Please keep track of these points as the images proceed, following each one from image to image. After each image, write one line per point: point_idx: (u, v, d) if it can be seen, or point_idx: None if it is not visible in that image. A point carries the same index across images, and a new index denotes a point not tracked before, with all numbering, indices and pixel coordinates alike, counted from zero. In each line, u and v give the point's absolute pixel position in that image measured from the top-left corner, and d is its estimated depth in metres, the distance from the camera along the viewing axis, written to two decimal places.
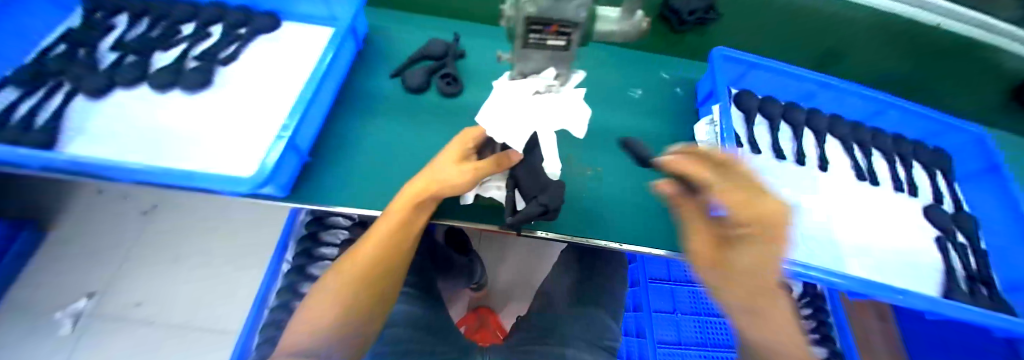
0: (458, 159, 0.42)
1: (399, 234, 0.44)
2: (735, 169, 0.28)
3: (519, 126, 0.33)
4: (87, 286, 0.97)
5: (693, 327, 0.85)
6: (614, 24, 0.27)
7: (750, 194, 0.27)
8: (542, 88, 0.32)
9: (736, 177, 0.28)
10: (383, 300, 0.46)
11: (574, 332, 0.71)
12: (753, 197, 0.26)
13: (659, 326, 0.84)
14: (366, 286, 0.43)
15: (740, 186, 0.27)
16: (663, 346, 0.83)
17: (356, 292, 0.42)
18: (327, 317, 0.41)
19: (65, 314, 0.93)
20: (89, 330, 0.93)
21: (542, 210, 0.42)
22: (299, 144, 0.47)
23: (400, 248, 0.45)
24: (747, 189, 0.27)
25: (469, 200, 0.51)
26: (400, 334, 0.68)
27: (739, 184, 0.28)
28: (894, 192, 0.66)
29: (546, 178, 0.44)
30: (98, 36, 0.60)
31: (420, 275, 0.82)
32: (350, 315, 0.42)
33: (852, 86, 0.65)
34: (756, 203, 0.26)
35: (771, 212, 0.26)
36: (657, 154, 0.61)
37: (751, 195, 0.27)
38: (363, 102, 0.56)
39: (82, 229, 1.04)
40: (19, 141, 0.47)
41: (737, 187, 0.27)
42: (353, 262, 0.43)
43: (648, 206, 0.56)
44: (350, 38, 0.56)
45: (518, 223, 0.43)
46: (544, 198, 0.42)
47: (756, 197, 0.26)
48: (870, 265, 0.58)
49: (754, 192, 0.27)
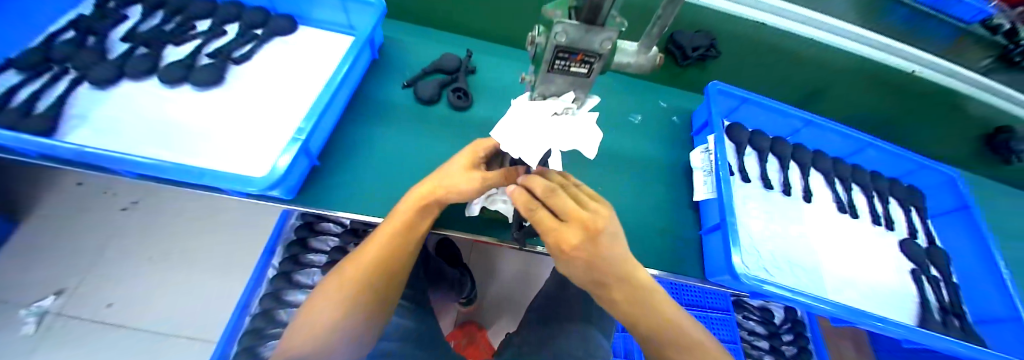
0: (468, 167, 0.43)
1: (403, 238, 0.44)
2: (535, 214, 0.35)
3: (535, 143, 0.35)
4: (57, 283, 0.93)
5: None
6: (631, 56, 0.30)
7: (545, 233, 0.35)
8: (559, 109, 0.34)
9: (540, 217, 0.34)
10: (386, 305, 0.46)
11: (564, 348, 0.71)
12: (547, 238, 0.35)
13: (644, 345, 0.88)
14: (369, 290, 0.43)
15: (541, 227, 0.35)
16: None
17: (359, 294, 0.42)
18: (329, 318, 0.41)
19: (29, 313, 0.88)
20: (54, 330, 0.88)
21: None
22: (310, 148, 0.48)
23: (403, 252, 0.45)
24: (543, 232, 0.35)
25: (474, 213, 0.51)
26: (390, 346, 0.67)
27: (540, 225, 0.35)
28: (873, 226, 0.70)
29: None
30: (110, 25, 0.60)
31: (413, 287, 0.81)
32: (352, 317, 0.42)
33: (835, 124, 0.70)
34: (551, 241, 0.35)
35: (560, 248, 0.35)
36: (654, 178, 0.64)
37: (548, 234, 0.35)
38: (373, 110, 0.57)
39: (58, 221, 1.00)
40: (18, 128, 0.46)
41: (542, 227, 0.35)
42: (356, 263, 0.43)
43: (646, 227, 0.58)
44: (367, 47, 0.58)
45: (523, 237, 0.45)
46: None
47: (548, 234, 0.35)
48: (850, 294, 0.61)
49: (547, 233, 0.35)
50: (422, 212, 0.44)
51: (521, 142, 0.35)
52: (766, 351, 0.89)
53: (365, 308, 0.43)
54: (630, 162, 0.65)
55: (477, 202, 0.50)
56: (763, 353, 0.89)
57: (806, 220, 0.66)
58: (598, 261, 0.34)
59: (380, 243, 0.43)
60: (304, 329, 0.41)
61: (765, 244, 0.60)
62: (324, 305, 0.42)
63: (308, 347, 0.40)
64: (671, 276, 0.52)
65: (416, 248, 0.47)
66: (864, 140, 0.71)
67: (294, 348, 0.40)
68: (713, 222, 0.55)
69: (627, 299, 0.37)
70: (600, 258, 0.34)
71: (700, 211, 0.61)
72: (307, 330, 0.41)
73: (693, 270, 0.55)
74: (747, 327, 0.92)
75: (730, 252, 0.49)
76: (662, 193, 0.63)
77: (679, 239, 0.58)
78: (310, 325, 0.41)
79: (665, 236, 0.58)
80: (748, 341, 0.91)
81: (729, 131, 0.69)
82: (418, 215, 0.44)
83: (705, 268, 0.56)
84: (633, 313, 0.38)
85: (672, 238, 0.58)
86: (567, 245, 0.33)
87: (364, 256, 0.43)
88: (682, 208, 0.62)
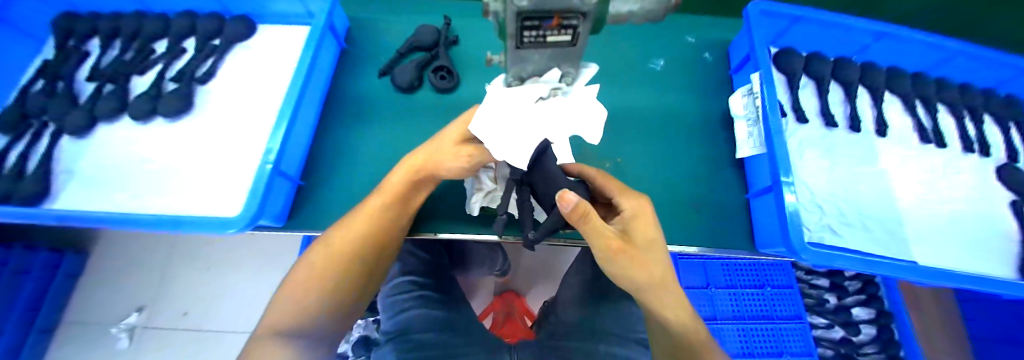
0: (459, 141, 0.35)
1: (394, 211, 0.39)
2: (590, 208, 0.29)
3: (520, 139, 0.27)
4: (137, 299, 0.89)
5: (724, 299, 0.77)
6: (633, 3, 0.21)
7: (602, 228, 0.31)
8: (546, 93, 0.27)
9: (613, 188, 0.37)
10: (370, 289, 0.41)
11: (602, 327, 0.69)
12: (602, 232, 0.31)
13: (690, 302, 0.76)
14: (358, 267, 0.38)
15: (595, 225, 0.30)
16: None
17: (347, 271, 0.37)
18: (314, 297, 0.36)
19: (118, 330, 0.86)
20: (142, 343, 0.86)
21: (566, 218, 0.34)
22: (287, 171, 0.43)
23: (394, 225, 0.40)
24: (594, 230, 0.31)
25: (475, 212, 0.45)
26: (425, 340, 0.66)
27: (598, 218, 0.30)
28: (964, 154, 0.56)
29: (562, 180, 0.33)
30: (74, 65, 0.57)
31: (438, 276, 0.79)
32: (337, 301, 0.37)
33: (922, 34, 0.53)
34: (605, 237, 0.31)
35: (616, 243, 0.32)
36: (685, 135, 0.54)
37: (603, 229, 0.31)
38: (354, 108, 0.52)
39: (82, 242, 0.91)
40: (11, 193, 0.45)
41: (599, 222, 0.30)
42: (341, 237, 0.38)
43: (678, 195, 0.50)
44: (330, 35, 0.50)
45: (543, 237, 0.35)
46: None
47: (602, 229, 0.31)
48: (943, 241, 0.50)
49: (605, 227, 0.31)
50: (415, 185, 0.39)
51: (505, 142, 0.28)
52: (827, 289, 0.80)
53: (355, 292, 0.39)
54: (654, 120, 0.55)
55: (475, 201, 0.44)
56: (823, 292, 0.80)
57: (878, 159, 0.54)
58: (647, 254, 0.33)
59: (370, 216, 0.38)
60: (286, 307, 0.36)
61: (827, 197, 0.50)
62: (308, 281, 0.36)
63: (298, 320, 0.35)
64: (710, 252, 0.45)
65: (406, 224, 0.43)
66: (952, 49, 0.54)
67: (278, 325, 0.35)
68: (765, 183, 0.46)
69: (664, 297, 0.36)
70: (652, 252, 0.34)
71: (745, 169, 0.51)
72: (289, 306, 0.35)
73: (737, 241, 0.48)
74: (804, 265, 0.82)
75: (788, 217, 0.40)
76: (693, 154, 0.53)
77: (719, 206, 0.50)
78: (293, 299, 0.36)
79: (704, 205, 0.50)
80: (805, 281, 0.81)
81: (776, 62, 0.57)
82: (412, 188, 0.39)
83: (755, 236, 0.48)
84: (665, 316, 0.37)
85: (709, 207, 0.50)
86: (636, 216, 0.35)
87: (352, 231, 0.38)
88: (722, 168, 0.53)
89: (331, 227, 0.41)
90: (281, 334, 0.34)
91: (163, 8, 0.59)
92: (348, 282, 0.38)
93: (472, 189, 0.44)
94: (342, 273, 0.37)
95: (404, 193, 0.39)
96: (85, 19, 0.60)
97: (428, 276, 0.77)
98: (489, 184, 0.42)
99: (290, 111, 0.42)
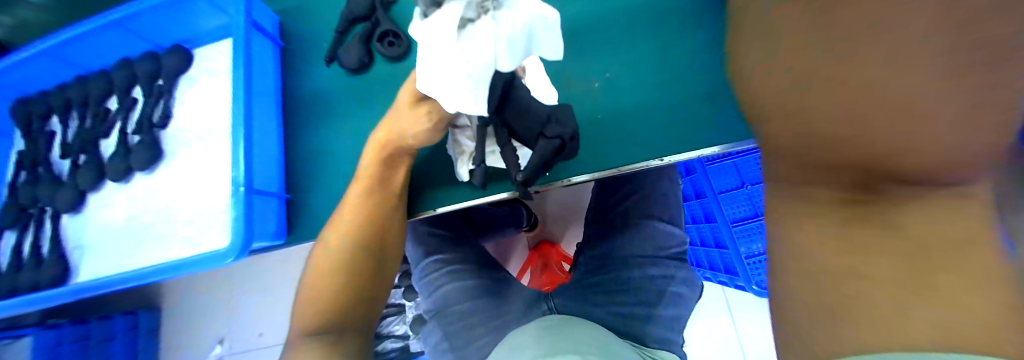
0: (411, 102, 0.32)
1: (378, 195, 0.37)
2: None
3: (461, 82, 0.23)
4: (215, 329, 0.88)
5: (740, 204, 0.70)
6: None
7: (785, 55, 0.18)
8: (468, 11, 0.24)
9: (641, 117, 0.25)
10: (384, 287, 0.39)
11: (632, 251, 0.69)
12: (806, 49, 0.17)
13: (726, 204, 0.72)
14: (360, 266, 0.36)
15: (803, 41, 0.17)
16: (737, 225, 0.71)
17: (349, 274, 0.36)
18: (326, 305, 0.35)
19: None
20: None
21: (556, 144, 0.28)
22: (265, 189, 0.42)
23: (387, 209, 0.38)
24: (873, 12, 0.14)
25: (467, 177, 0.42)
26: (466, 309, 0.68)
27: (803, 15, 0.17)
28: None
29: (539, 107, 0.30)
30: (45, 149, 0.55)
31: (465, 248, 0.77)
32: (350, 308, 0.36)
33: None
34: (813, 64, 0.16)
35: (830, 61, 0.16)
36: (675, 27, 0.47)
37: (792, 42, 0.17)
38: (317, 107, 0.49)
39: None
40: (40, 280, 0.47)
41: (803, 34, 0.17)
42: (336, 236, 0.37)
43: (680, 97, 0.45)
44: (259, 35, 0.46)
45: (532, 177, 0.30)
46: (551, 128, 0.29)
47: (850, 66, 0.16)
48: None
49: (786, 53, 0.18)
50: (388, 162, 0.36)
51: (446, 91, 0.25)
52: None
53: (366, 294, 0.37)
54: (639, 19, 0.48)
55: (462, 165, 0.40)
56: None
57: None
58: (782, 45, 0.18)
59: (355, 208, 0.36)
60: (308, 311, 0.36)
61: None
62: (320, 285, 0.36)
63: (324, 321, 0.35)
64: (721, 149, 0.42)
65: (404, 205, 0.41)
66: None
67: (307, 328, 0.35)
68: None
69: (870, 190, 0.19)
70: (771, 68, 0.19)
71: None
72: (310, 308, 0.36)
73: None
74: None
75: None
76: (691, 46, 0.47)
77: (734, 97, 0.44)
78: (312, 303, 0.36)
79: (711, 100, 0.45)
80: None
81: None
82: (386, 167, 0.37)
83: None
84: (952, 300, 0.17)
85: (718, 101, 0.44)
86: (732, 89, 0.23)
87: (342, 227, 0.37)
88: None
89: (327, 226, 0.39)
90: (314, 337, 0.35)
91: (99, 64, 0.55)
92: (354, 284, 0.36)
93: (455, 153, 0.40)
94: (350, 268, 0.36)
95: (380, 174, 0.37)
96: (37, 99, 0.56)
97: (453, 250, 0.76)
98: (470, 144, 0.39)
99: (242, 128, 0.39)
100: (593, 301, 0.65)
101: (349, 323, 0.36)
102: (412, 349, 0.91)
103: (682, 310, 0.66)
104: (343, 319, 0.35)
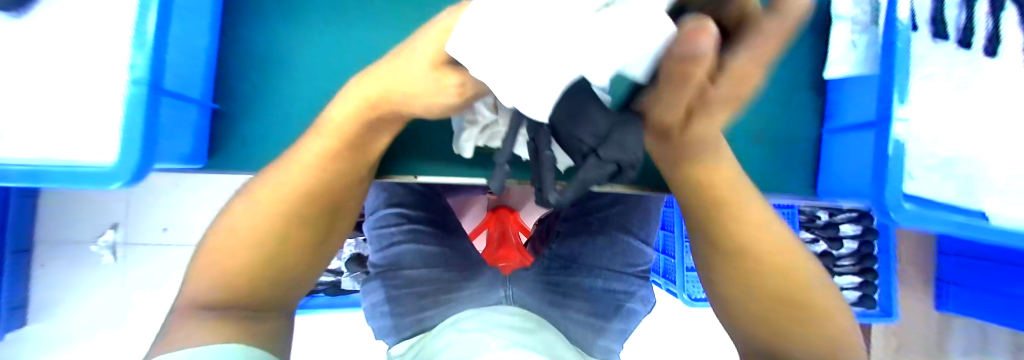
0: (436, 64, 0.23)
1: (349, 161, 0.29)
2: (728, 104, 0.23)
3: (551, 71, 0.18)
4: None
5: None
6: None
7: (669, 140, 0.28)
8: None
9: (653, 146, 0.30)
10: (322, 260, 0.32)
11: (597, 260, 0.67)
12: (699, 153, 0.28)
13: None
14: (303, 234, 0.28)
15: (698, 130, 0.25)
16: None
17: (285, 240, 0.27)
18: (235, 277, 0.26)
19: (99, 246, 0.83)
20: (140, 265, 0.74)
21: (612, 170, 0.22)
22: (173, 88, 0.37)
23: (354, 177, 0.31)
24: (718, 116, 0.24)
25: (468, 155, 0.34)
26: (414, 275, 0.62)
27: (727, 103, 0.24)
28: None
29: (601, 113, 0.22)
30: None
31: (430, 208, 0.70)
32: (268, 280, 0.27)
33: None
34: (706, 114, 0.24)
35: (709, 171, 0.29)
36: None
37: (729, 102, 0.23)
38: (273, 15, 0.48)
39: None
40: None
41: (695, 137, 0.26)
42: (271, 187, 0.28)
43: None
44: None
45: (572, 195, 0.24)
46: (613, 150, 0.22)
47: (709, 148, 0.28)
48: None
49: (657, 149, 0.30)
50: (372, 120, 0.28)
51: (522, 73, 0.20)
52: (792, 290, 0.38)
53: (296, 267, 0.29)
54: None
55: (469, 139, 0.33)
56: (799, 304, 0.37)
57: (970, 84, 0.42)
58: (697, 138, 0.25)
59: (309, 161, 0.27)
60: (208, 277, 0.26)
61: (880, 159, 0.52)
62: (236, 248, 0.26)
63: (232, 297, 0.25)
64: None
65: (373, 170, 0.34)
66: None
67: (201, 296, 0.25)
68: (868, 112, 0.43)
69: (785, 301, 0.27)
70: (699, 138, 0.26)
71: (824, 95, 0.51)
72: (218, 269, 0.26)
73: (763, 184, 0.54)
74: None
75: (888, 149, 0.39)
76: None
77: None
78: (215, 267, 0.26)
79: None
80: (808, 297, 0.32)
81: None
82: (365, 129, 0.28)
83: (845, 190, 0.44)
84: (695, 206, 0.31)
85: None
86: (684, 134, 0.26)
87: (284, 182, 0.27)
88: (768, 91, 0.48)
89: (269, 163, 0.31)
90: (208, 310, 0.24)
91: None
92: (287, 257, 0.28)
93: (462, 123, 0.32)
94: (296, 233, 0.28)
95: (358, 135, 0.28)
96: None
97: (418, 206, 0.68)
98: (487, 116, 0.29)
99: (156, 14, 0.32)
100: (551, 301, 0.61)
101: (261, 298, 0.27)
102: (342, 286, 0.88)
103: (629, 324, 0.64)
104: (260, 294, 0.27)
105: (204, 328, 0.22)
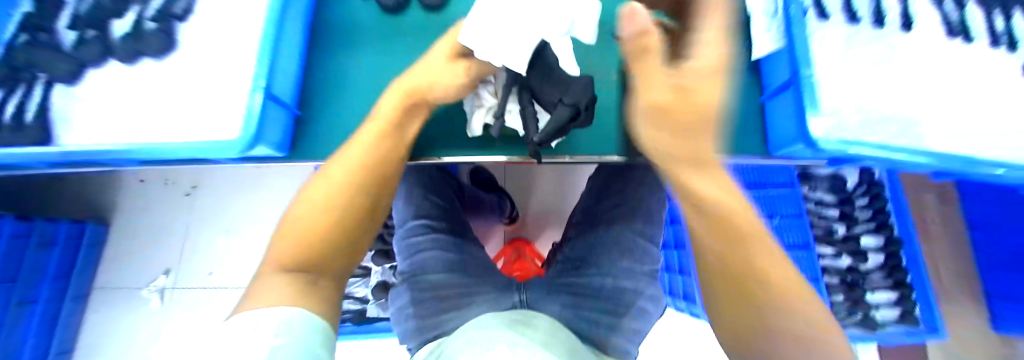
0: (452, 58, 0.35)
1: (396, 137, 0.39)
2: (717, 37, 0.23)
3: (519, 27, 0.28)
4: None
5: None
6: None
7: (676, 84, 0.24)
8: None
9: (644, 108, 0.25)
10: (377, 220, 0.39)
11: (609, 259, 0.70)
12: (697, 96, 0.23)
13: None
14: (370, 189, 0.36)
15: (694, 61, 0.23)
16: None
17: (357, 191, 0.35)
18: (313, 231, 0.33)
19: (150, 290, 0.96)
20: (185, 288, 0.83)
21: (572, 112, 0.32)
22: (279, 95, 0.49)
23: (400, 149, 0.40)
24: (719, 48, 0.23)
25: (478, 134, 0.44)
26: (437, 280, 0.68)
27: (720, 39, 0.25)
28: (994, 48, 0.51)
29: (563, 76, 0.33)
30: (56, 11, 0.51)
31: (452, 220, 0.77)
32: (344, 227, 0.34)
33: None
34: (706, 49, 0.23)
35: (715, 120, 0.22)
36: None
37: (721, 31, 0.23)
38: (333, 40, 0.58)
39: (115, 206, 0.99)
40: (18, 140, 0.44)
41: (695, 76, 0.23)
42: (345, 155, 0.37)
43: None
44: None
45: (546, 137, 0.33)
46: (571, 97, 0.32)
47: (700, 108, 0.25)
48: (965, 132, 0.48)
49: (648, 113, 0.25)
50: (414, 102, 0.38)
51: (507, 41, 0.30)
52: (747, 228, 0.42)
53: (361, 219, 0.36)
54: None
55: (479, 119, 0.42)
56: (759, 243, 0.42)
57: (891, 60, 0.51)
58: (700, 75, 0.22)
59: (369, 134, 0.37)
60: (288, 241, 0.34)
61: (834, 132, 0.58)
62: (311, 208, 0.34)
63: (308, 256, 0.33)
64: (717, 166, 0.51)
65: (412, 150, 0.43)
66: None
67: (285, 258, 0.33)
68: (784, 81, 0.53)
69: (718, 273, 0.22)
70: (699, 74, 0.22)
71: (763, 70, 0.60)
72: (299, 231, 0.33)
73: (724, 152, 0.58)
74: (814, 198, 0.97)
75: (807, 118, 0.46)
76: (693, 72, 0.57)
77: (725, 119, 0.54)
78: (296, 228, 0.34)
79: None
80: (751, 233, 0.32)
81: None
82: (406, 114, 0.39)
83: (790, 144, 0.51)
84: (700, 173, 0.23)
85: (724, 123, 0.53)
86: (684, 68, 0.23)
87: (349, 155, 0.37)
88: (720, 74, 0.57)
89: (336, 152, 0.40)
90: (288, 275, 0.32)
91: None
92: (357, 209, 0.35)
93: (473, 107, 0.42)
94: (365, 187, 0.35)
95: (401, 117, 0.38)
96: None
97: (440, 218, 0.76)
98: (490, 100, 0.40)
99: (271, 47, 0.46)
100: (564, 301, 0.65)
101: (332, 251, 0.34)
102: (368, 313, 0.92)
103: (643, 322, 0.67)
104: (329, 249, 0.34)
105: (288, 291, 0.31)
